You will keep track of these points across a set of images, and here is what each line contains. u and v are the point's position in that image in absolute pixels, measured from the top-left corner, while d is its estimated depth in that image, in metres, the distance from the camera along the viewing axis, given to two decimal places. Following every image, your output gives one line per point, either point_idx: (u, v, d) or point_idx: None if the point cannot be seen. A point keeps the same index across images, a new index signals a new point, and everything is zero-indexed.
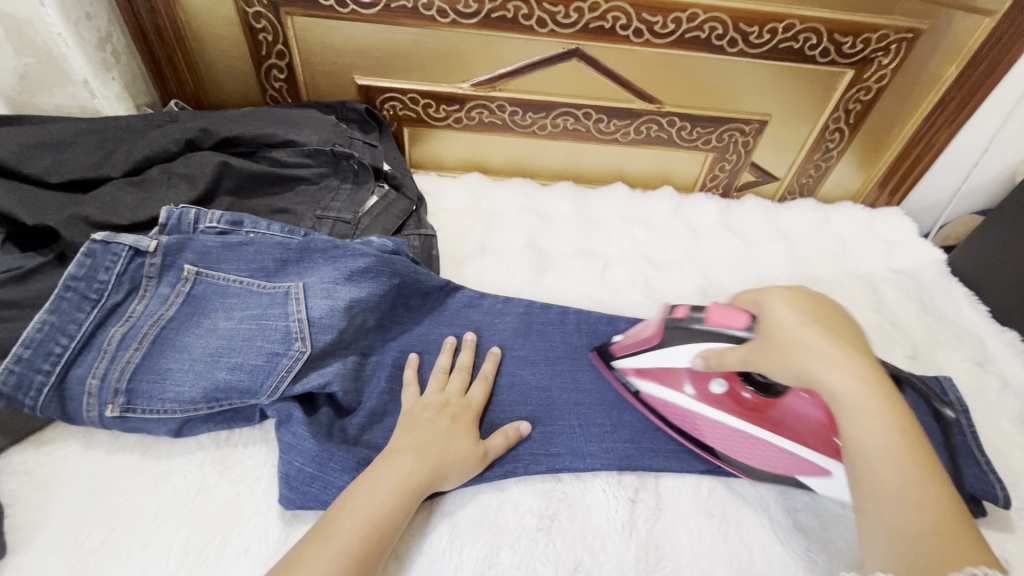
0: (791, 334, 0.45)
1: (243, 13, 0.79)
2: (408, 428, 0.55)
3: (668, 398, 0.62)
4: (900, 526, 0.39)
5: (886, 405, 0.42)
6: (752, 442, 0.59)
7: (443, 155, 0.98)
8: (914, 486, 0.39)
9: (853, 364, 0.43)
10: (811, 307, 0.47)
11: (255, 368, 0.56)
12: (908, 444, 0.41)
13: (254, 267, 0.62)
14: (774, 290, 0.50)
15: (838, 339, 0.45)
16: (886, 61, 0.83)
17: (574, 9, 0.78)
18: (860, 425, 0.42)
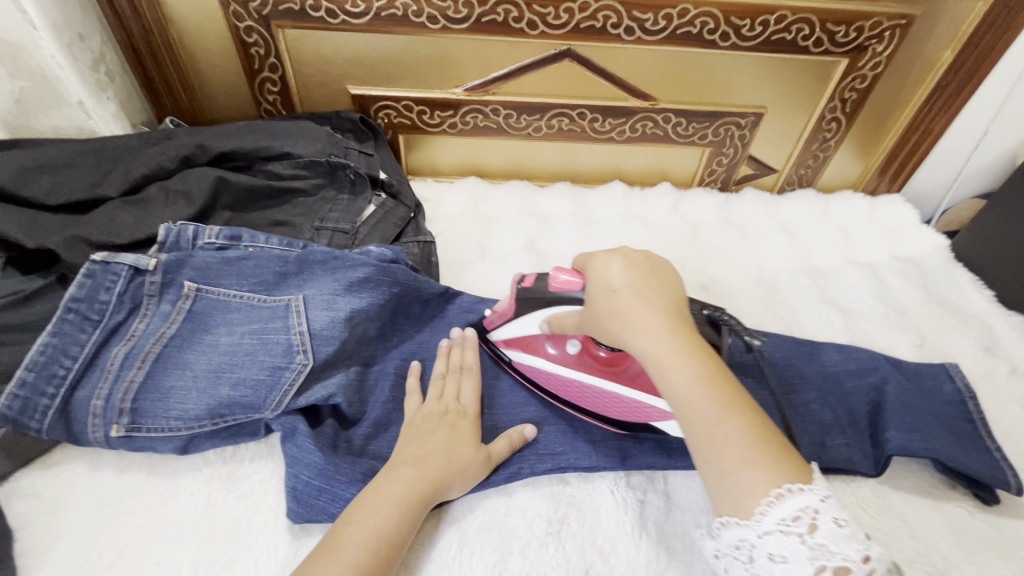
0: (607, 302, 0.48)
1: (234, 28, 0.79)
2: (412, 437, 0.55)
3: (535, 364, 0.63)
4: (718, 464, 0.41)
5: (686, 354, 0.44)
6: (607, 398, 0.60)
7: (440, 161, 0.98)
8: (720, 424, 0.42)
9: (659, 323, 0.45)
10: (637, 273, 0.49)
11: (257, 382, 0.56)
12: (712, 385, 0.43)
13: (254, 281, 0.62)
14: (596, 257, 0.52)
15: (645, 297, 0.47)
16: (880, 48, 0.83)
17: (564, 10, 0.77)
18: (666, 378, 0.44)
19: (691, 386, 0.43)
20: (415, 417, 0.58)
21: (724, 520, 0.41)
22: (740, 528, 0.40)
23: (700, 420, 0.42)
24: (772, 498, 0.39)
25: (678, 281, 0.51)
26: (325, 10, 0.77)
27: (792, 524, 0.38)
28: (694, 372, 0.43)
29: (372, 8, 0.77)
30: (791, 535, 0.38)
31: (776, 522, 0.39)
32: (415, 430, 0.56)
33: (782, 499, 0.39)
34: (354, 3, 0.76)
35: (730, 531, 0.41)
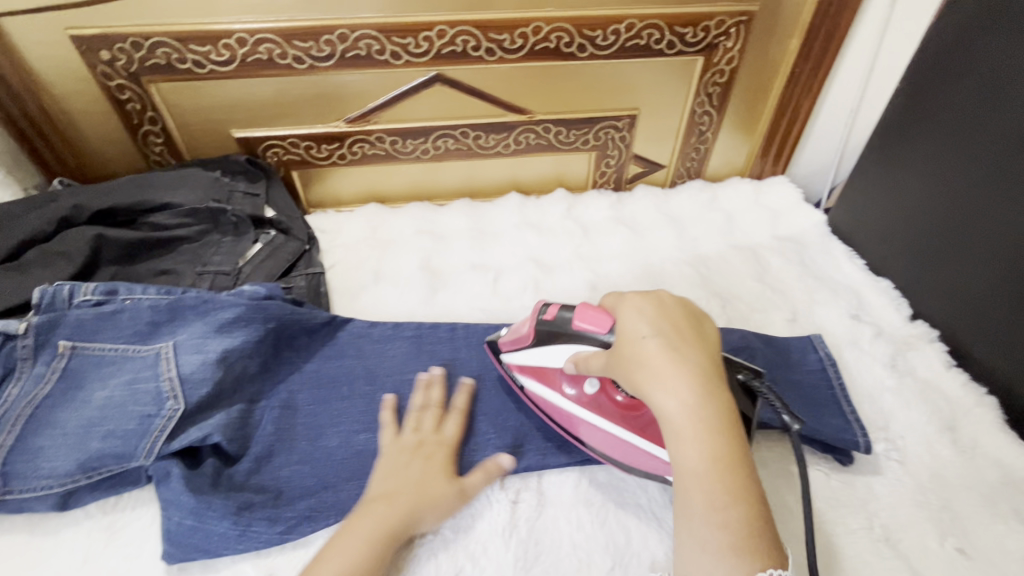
0: (633, 349, 0.48)
1: (105, 88, 0.81)
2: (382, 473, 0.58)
3: (550, 398, 0.63)
4: (700, 540, 0.41)
5: (709, 430, 0.43)
6: (621, 444, 0.59)
7: (340, 192, 1.00)
8: (718, 509, 0.41)
9: (688, 389, 0.44)
10: (671, 325, 0.49)
11: (127, 432, 0.58)
12: (723, 468, 0.42)
13: (127, 332, 0.63)
14: (628, 297, 0.52)
15: (678, 354, 0.46)
16: (730, 45, 0.88)
17: (423, 39, 0.81)
18: (678, 446, 0.44)
19: (700, 461, 0.43)
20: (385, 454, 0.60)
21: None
22: None
23: (695, 496, 0.42)
24: None
25: (715, 336, 0.50)
26: (192, 61, 0.80)
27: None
28: (712, 450, 0.43)
29: (236, 55, 0.80)
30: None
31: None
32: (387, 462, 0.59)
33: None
34: (218, 53, 0.79)
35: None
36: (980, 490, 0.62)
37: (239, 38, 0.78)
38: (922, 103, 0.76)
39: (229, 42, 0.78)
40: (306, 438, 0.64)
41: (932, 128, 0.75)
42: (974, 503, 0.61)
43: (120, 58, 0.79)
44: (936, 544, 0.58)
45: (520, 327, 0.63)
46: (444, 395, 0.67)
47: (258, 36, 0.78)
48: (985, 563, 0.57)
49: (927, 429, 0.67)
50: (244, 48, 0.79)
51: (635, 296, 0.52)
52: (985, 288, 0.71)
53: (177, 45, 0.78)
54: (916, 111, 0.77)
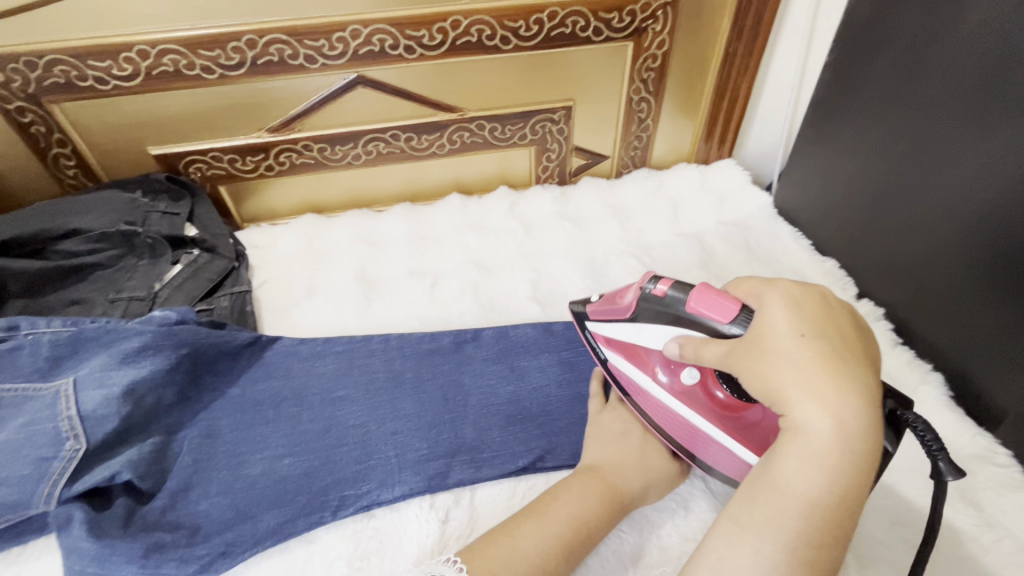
0: (781, 345, 0.41)
1: (5, 112, 0.77)
2: (606, 442, 0.59)
3: (637, 380, 0.58)
4: (772, 564, 0.38)
5: (852, 464, 0.38)
6: (711, 444, 0.54)
7: (274, 205, 0.96)
8: (812, 543, 0.38)
9: (852, 414, 0.38)
10: (836, 331, 0.42)
11: (22, 479, 0.54)
12: (840, 507, 0.38)
13: (28, 371, 0.60)
14: (779, 289, 0.45)
15: (839, 367, 0.40)
16: (658, 28, 0.85)
17: (337, 40, 0.78)
18: (802, 466, 0.39)
19: (816, 490, 0.38)
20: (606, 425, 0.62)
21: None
22: None
23: (792, 522, 0.38)
24: None
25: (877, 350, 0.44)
26: (93, 78, 0.76)
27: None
28: (843, 487, 0.38)
29: (140, 68, 0.76)
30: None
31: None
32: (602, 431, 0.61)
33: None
34: (120, 67, 0.75)
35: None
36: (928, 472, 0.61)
37: (141, 51, 0.74)
38: (849, 79, 0.75)
39: (131, 55, 0.74)
40: (227, 467, 0.61)
41: (861, 104, 0.74)
42: (920, 486, 0.60)
43: (15, 79, 0.74)
44: (883, 531, 0.57)
45: (620, 297, 0.58)
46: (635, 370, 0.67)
47: (161, 47, 0.74)
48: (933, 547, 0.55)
49: None
50: (147, 61, 0.75)
51: (789, 288, 0.45)
52: (919, 263, 0.70)
53: (75, 62, 0.74)
54: (844, 86, 0.76)
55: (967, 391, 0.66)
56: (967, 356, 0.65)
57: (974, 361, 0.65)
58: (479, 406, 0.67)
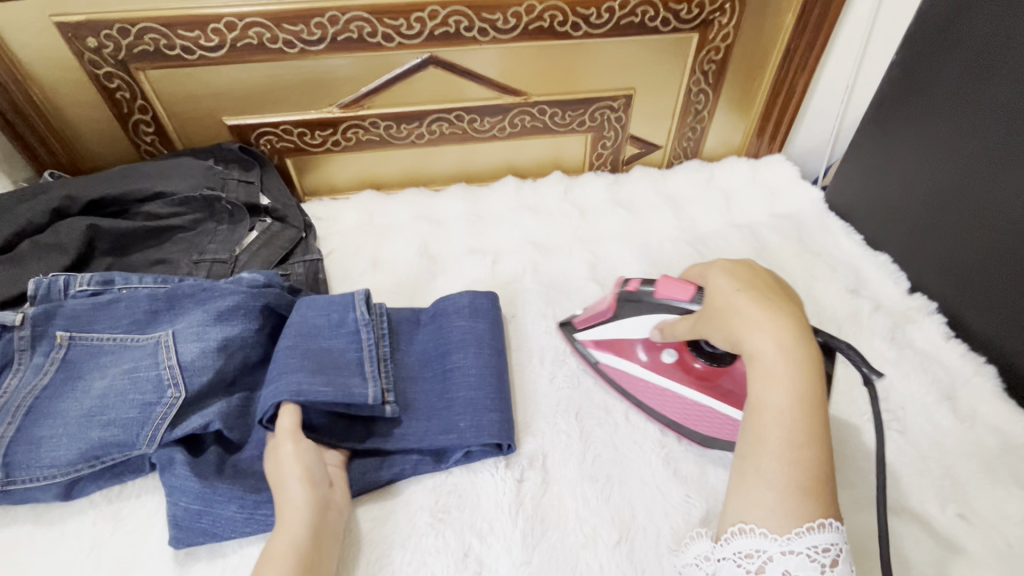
0: (728, 300, 0.50)
1: (94, 76, 0.80)
2: (280, 498, 0.54)
3: (627, 368, 0.66)
4: (767, 478, 0.42)
5: (801, 369, 0.44)
6: (703, 410, 0.62)
7: (335, 179, 0.99)
8: (794, 447, 0.42)
9: (784, 331, 0.45)
10: (745, 278, 0.51)
11: (128, 421, 0.58)
12: (810, 413, 0.43)
13: (126, 321, 0.63)
14: (717, 266, 0.54)
15: (767, 299, 0.48)
16: (725, 20, 0.87)
17: (415, 20, 0.80)
18: (767, 388, 0.44)
19: (785, 402, 0.43)
20: (290, 420, 0.58)
21: (740, 528, 0.43)
22: (763, 540, 0.42)
23: (775, 434, 0.43)
24: (813, 525, 0.41)
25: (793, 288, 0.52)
26: (181, 47, 0.79)
27: (821, 554, 0.40)
28: (800, 390, 0.43)
29: (226, 40, 0.78)
30: (816, 563, 0.40)
31: (806, 546, 0.40)
32: (277, 479, 0.56)
33: (808, 534, 0.41)
34: (208, 38, 0.78)
35: (748, 539, 0.42)
36: (981, 458, 0.63)
37: (228, 23, 0.77)
38: (916, 75, 0.77)
39: (218, 26, 0.77)
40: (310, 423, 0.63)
41: (926, 102, 0.76)
42: (974, 470, 0.62)
43: (108, 45, 0.77)
44: (937, 510, 0.59)
45: (603, 298, 0.66)
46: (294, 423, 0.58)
47: (247, 20, 0.77)
48: (986, 526, 0.58)
49: (926, 399, 0.68)
50: (234, 33, 0.78)
51: (725, 263, 0.54)
52: (972, 258, 0.72)
53: (166, 31, 0.77)
54: (911, 82, 0.77)
55: (1019, 384, 0.68)
56: (1015, 348, 0.68)
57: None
58: (545, 377, 0.70)
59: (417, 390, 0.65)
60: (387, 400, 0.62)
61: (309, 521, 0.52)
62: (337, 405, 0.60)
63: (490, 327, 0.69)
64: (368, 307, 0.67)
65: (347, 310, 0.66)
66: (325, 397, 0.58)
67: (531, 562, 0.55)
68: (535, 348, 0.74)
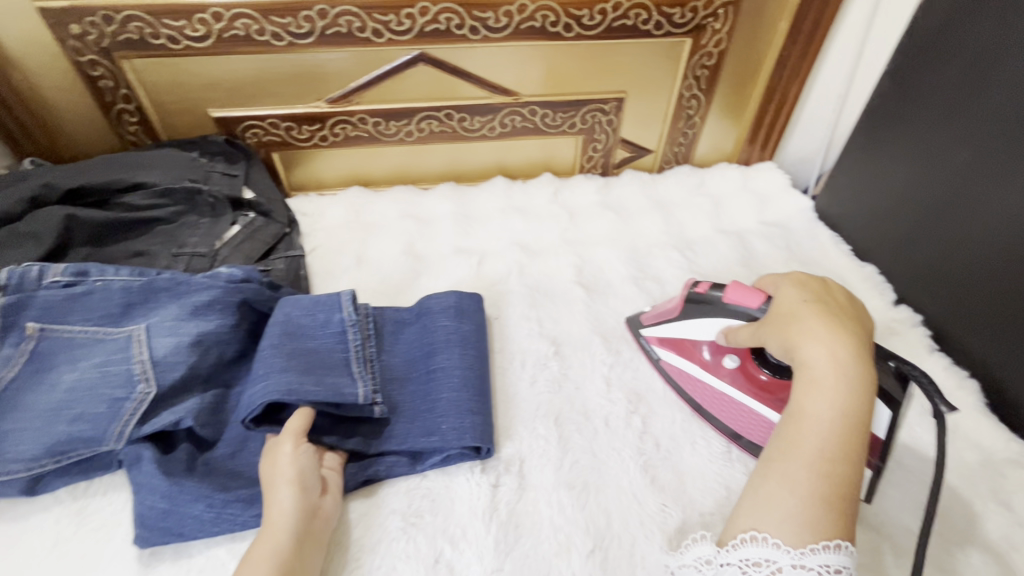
0: (791, 308, 0.51)
1: (77, 64, 0.79)
2: (271, 497, 0.54)
3: (686, 367, 0.67)
4: (794, 485, 0.43)
5: (851, 386, 0.45)
6: (753, 417, 0.62)
7: (323, 175, 0.98)
8: (828, 459, 0.43)
9: (843, 346, 0.46)
10: (812, 291, 0.52)
11: (96, 416, 0.57)
12: (853, 429, 0.44)
13: (98, 314, 0.62)
14: (789, 278, 0.55)
15: (833, 315, 0.48)
16: (718, 26, 0.87)
17: (405, 16, 0.79)
18: (813, 397, 0.45)
19: (829, 414, 0.44)
20: (298, 422, 0.58)
21: (752, 536, 0.43)
22: (774, 550, 0.42)
23: (812, 443, 0.44)
24: (829, 544, 0.40)
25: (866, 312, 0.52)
26: (166, 37, 0.77)
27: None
28: (845, 405, 0.44)
29: (212, 30, 0.77)
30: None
31: (818, 564, 0.40)
32: (271, 477, 0.55)
33: (823, 552, 0.40)
34: (194, 28, 0.77)
35: (757, 547, 0.43)
36: (961, 473, 0.63)
37: (214, 13, 0.76)
38: (908, 87, 0.77)
39: (205, 16, 0.76)
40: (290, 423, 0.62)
41: (918, 113, 0.76)
42: (952, 484, 0.62)
43: (91, 33, 0.76)
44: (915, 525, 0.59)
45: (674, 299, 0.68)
46: (303, 425, 0.58)
47: (235, 11, 0.76)
48: (963, 542, 0.58)
49: (908, 413, 0.67)
50: (220, 23, 0.77)
51: (799, 277, 0.55)
52: (960, 273, 0.72)
53: (150, 20, 0.76)
54: (903, 94, 0.77)
55: (1002, 399, 0.68)
56: (998, 362, 0.68)
57: (1009, 370, 0.67)
58: (526, 381, 0.69)
59: (402, 393, 0.64)
60: (377, 400, 0.62)
61: (293, 526, 0.51)
62: (327, 404, 0.60)
63: (474, 330, 0.69)
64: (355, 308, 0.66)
65: (334, 310, 0.66)
66: (317, 397, 0.58)
67: (503, 570, 0.54)
68: (517, 351, 0.73)
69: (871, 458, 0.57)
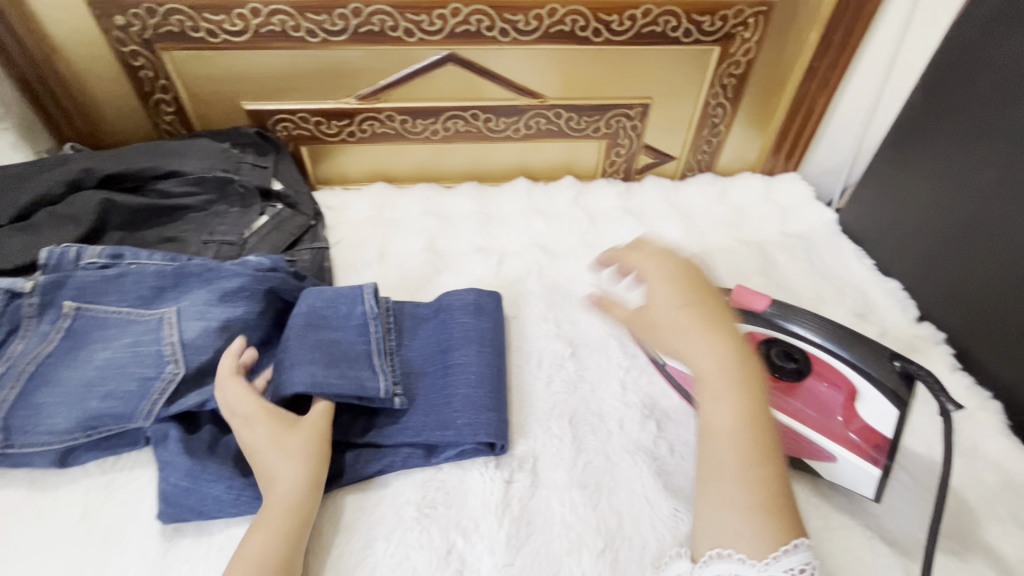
0: (670, 317, 0.50)
1: (120, 54, 0.82)
2: (268, 472, 0.55)
3: None
4: (730, 497, 0.43)
5: (741, 387, 0.47)
6: None
7: (348, 169, 0.99)
8: (750, 466, 0.44)
9: (723, 348, 0.48)
10: (684, 288, 0.52)
11: (127, 393, 0.59)
12: (754, 430, 0.45)
13: (132, 296, 0.64)
14: (655, 269, 0.54)
15: (708, 316, 0.50)
16: (748, 35, 0.87)
17: (437, 17, 0.81)
18: (715, 405, 0.47)
19: (734, 422, 0.46)
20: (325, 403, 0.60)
21: (719, 552, 0.42)
22: (741, 565, 0.40)
23: (729, 455, 0.45)
24: (789, 546, 0.40)
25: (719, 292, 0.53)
26: (205, 30, 0.80)
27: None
28: (745, 410, 0.46)
29: (250, 25, 0.80)
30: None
31: (784, 570, 0.39)
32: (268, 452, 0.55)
33: (785, 557, 0.40)
34: (232, 23, 0.79)
35: (724, 564, 0.41)
36: (979, 494, 0.62)
37: (253, 9, 0.78)
38: (939, 102, 0.76)
39: (244, 12, 0.78)
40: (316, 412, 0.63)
41: (949, 129, 0.75)
42: (970, 505, 0.61)
43: (135, 24, 0.79)
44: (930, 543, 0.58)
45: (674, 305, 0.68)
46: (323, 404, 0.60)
47: (272, 7, 0.78)
48: (980, 564, 0.57)
49: (926, 431, 0.66)
50: (258, 19, 0.79)
51: (664, 268, 0.54)
52: (986, 291, 0.71)
53: (191, 13, 0.78)
54: (933, 108, 0.77)
55: None
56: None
57: None
58: (542, 380, 0.70)
59: (421, 386, 0.65)
60: (398, 392, 0.63)
61: (294, 504, 0.53)
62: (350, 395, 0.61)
63: (492, 327, 0.70)
64: (376, 301, 0.68)
65: (355, 303, 0.67)
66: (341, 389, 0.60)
67: (513, 564, 0.54)
68: (534, 350, 0.73)
69: (879, 458, 0.56)
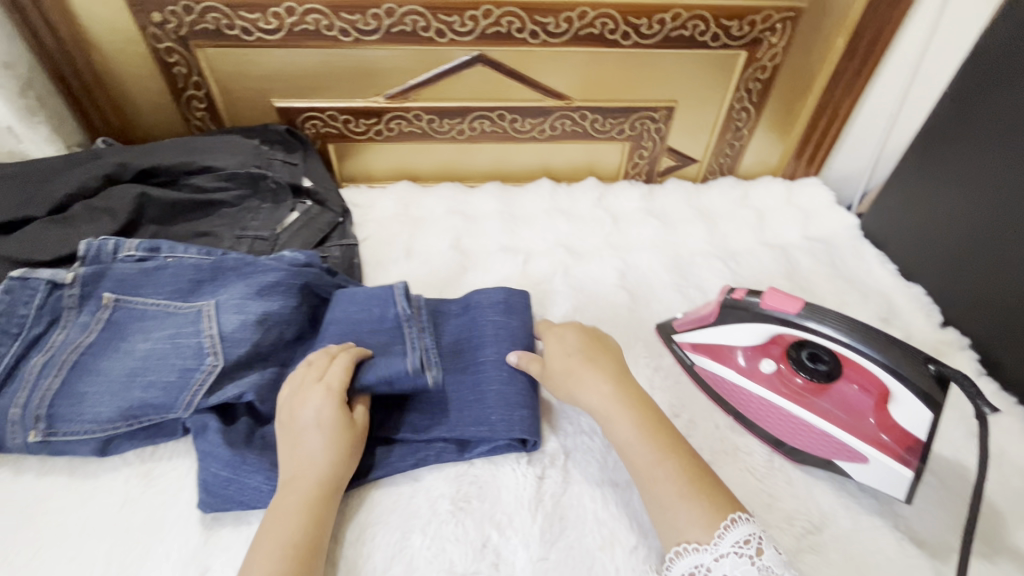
0: (563, 364, 0.64)
1: (155, 50, 0.83)
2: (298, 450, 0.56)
3: (720, 372, 0.69)
4: (657, 497, 0.53)
5: (627, 406, 0.59)
6: (791, 421, 0.65)
7: (374, 167, 1.00)
8: (656, 465, 0.54)
9: (603, 378, 0.61)
10: (579, 341, 0.66)
11: (168, 384, 0.60)
12: (648, 438, 0.56)
13: (170, 288, 0.65)
14: (551, 331, 0.69)
15: (592, 358, 0.63)
16: (774, 40, 0.88)
17: (469, 18, 0.82)
18: (613, 428, 0.58)
19: (631, 434, 0.57)
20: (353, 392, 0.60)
21: (680, 549, 0.50)
22: (699, 554, 0.49)
23: (639, 463, 0.55)
24: (727, 524, 0.50)
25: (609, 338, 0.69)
26: (240, 28, 0.81)
27: (744, 547, 0.48)
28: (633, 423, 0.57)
29: (284, 24, 0.80)
30: (744, 557, 0.48)
31: (731, 545, 0.49)
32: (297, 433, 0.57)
33: (731, 534, 0.49)
34: (267, 21, 0.80)
35: (687, 558, 0.50)
36: (1009, 497, 0.62)
37: (288, 8, 0.79)
38: (967, 109, 0.76)
39: (279, 10, 0.79)
40: None
41: (975, 136, 0.75)
42: (1001, 508, 0.61)
43: (171, 21, 0.80)
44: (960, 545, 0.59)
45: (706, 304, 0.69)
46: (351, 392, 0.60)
47: (307, 6, 0.79)
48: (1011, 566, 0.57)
49: (955, 435, 0.66)
50: (292, 17, 0.80)
51: (556, 329, 0.69)
52: (1012, 298, 0.71)
53: (227, 11, 0.79)
54: (960, 115, 0.77)
55: None
56: None
57: None
58: None
59: (453, 382, 0.66)
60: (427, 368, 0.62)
61: (322, 484, 0.54)
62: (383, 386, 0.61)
63: (522, 325, 0.70)
64: (408, 301, 0.68)
65: (386, 304, 0.68)
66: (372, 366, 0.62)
67: (548, 558, 0.55)
68: None
69: (911, 459, 0.57)
